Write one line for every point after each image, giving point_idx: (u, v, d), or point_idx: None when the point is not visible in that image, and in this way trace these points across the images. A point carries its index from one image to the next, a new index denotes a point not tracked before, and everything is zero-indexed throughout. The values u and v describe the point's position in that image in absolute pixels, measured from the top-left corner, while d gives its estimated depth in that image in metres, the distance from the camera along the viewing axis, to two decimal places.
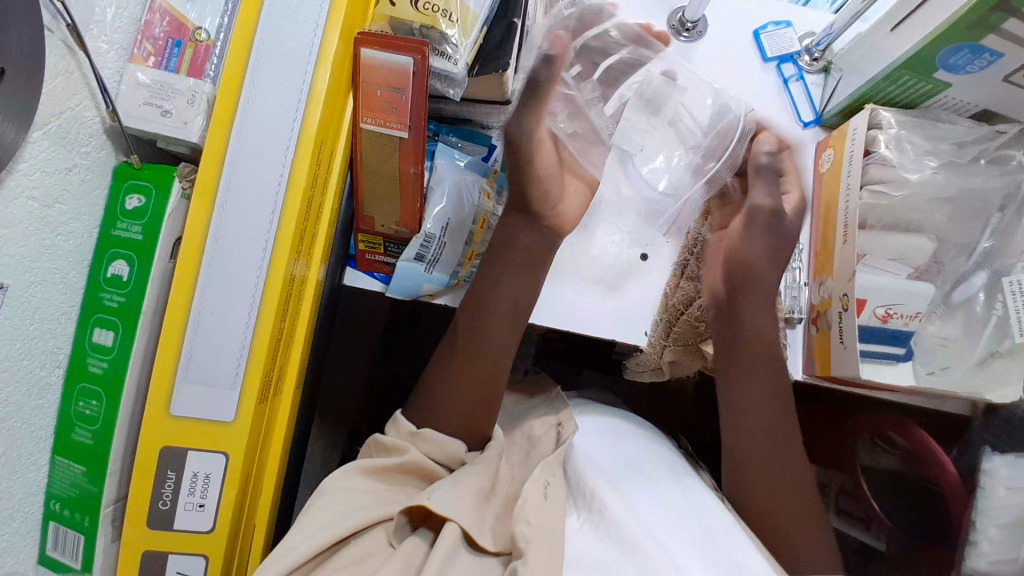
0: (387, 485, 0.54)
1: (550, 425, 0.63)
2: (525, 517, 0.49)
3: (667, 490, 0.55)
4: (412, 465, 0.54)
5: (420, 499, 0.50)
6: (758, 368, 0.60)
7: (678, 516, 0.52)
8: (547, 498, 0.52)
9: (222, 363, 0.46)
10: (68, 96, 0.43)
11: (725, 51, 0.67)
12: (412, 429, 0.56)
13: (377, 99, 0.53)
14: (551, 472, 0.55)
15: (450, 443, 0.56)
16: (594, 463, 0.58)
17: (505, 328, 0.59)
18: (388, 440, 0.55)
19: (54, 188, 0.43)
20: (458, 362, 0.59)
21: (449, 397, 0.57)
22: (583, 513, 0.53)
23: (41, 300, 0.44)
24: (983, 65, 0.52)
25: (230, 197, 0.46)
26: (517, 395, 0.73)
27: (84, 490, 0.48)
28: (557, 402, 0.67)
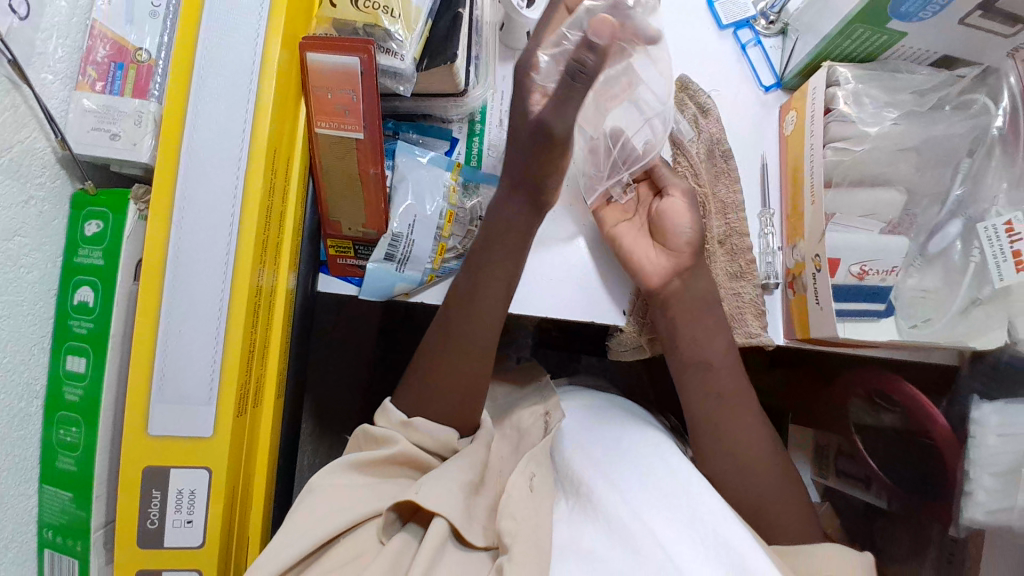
0: (380, 476, 0.54)
1: (538, 415, 0.64)
2: (510, 512, 0.51)
3: (652, 468, 0.55)
4: (403, 456, 0.54)
5: (409, 495, 0.50)
6: (716, 339, 0.60)
7: (662, 493, 0.52)
8: (533, 491, 0.53)
9: (195, 380, 0.47)
10: (16, 130, 0.43)
11: (681, 21, 0.66)
12: (403, 418, 0.57)
13: (329, 103, 0.53)
14: (537, 463, 0.56)
15: (442, 432, 0.57)
16: (582, 450, 0.59)
17: (484, 329, 0.58)
18: (378, 430, 0.56)
19: (12, 222, 0.43)
20: (442, 358, 0.59)
21: (433, 396, 0.58)
22: (572, 499, 0.55)
23: (10, 332, 0.44)
24: (935, 11, 0.52)
25: (186, 215, 0.47)
26: (506, 385, 0.72)
27: (73, 517, 0.48)
28: (543, 391, 0.68)
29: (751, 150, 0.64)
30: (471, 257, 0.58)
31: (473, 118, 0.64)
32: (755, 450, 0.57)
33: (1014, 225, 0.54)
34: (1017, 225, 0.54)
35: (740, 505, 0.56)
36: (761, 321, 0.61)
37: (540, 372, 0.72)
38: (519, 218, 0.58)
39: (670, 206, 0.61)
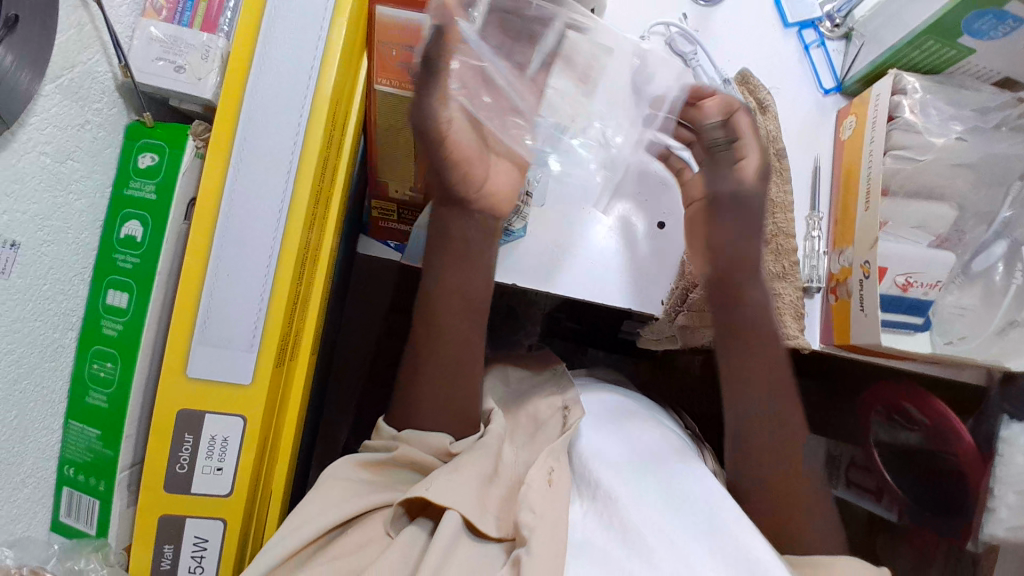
0: (384, 478, 0.55)
1: (556, 407, 0.64)
2: (530, 505, 0.50)
3: (668, 473, 0.55)
4: (404, 458, 0.55)
5: (419, 491, 0.51)
6: (737, 361, 0.59)
7: (684, 503, 0.52)
8: (552, 484, 0.52)
9: (239, 326, 0.46)
10: (79, 50, 0.41)
11: (745, 15, 0.65)
12: (393, 432, 0.57)
13: (391, 59, 0.51)
14: (556, 457, 0.55)
15: (433, 436, 0.56)
16: (598, 451, 0.58)
17: (470, 325, 0.59)
18: (376, 443, 0.57)
19: (67, 144, 0.42)
20: (427, 366, 0.58)
21: (429, 385, 0.58)
22: (586, 500, 0.54)
23: (54, 259, 0.43)
24: (1007, 31, 0.52)
25: (245, 157, 0.45)
26: (521, 370, 0.73)
27: (99, 455, 0.47)
28: (563, 383, 0.68)
29: (804, 151, 0.64)
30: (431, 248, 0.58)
31: None
32: (784, 454, 0.56)
33: None
34: None
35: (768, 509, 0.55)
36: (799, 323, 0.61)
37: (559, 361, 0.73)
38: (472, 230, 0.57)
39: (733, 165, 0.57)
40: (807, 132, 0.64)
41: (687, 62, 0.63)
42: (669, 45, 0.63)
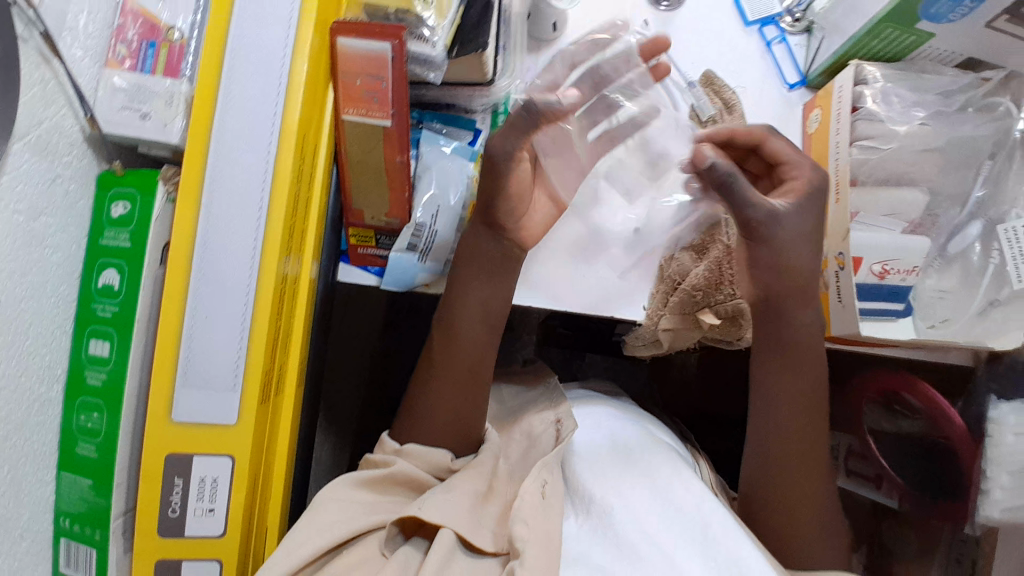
0: (382, 496, 0.55)
1: (549, 421, 0.64)
2: (523, 517, 0.50)
3: (660, 482, 0.56)
4: (401, 475, 0.55)
5: (412, 510, 0.51)
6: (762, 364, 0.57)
7: (678, 515, 0.52)
8: (545, 498, 0.53)
9: (220, 365, 0.46)
10: (45, 106, 0.41)
11: (706, 17, 0.66)
12: (396, 446, 0.57)
13: (357, 89, 0.54)
14: (549, 471, 0.57)
15: (435, 453, 0.57)
16: (592, 464, 0.58)
17: (487, 340, 0.60)
18: (376, 457, 0.57)
19: (38, 200, 0.42)
20: (437, 385, 0.59)
21: (436, 404, 0.58)
22: (582, 517, 0.54)
23: (33, 314, 0.43)
24: (965, 12, 0.52)
25: (215, 199, 0.46)
26: (516, 387, 0.74)
27: (92, 504, 0.47)
28: (553, 397, 0.68)
29: None
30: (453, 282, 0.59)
31: (497, 109, 0.64)
32: (787, 452, 0.55)
33: None
34: None
35: (772, 509, 0.54)
36: None
37: (550, 374, 0.73)
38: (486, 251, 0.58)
39: (788, 190, 0.55)
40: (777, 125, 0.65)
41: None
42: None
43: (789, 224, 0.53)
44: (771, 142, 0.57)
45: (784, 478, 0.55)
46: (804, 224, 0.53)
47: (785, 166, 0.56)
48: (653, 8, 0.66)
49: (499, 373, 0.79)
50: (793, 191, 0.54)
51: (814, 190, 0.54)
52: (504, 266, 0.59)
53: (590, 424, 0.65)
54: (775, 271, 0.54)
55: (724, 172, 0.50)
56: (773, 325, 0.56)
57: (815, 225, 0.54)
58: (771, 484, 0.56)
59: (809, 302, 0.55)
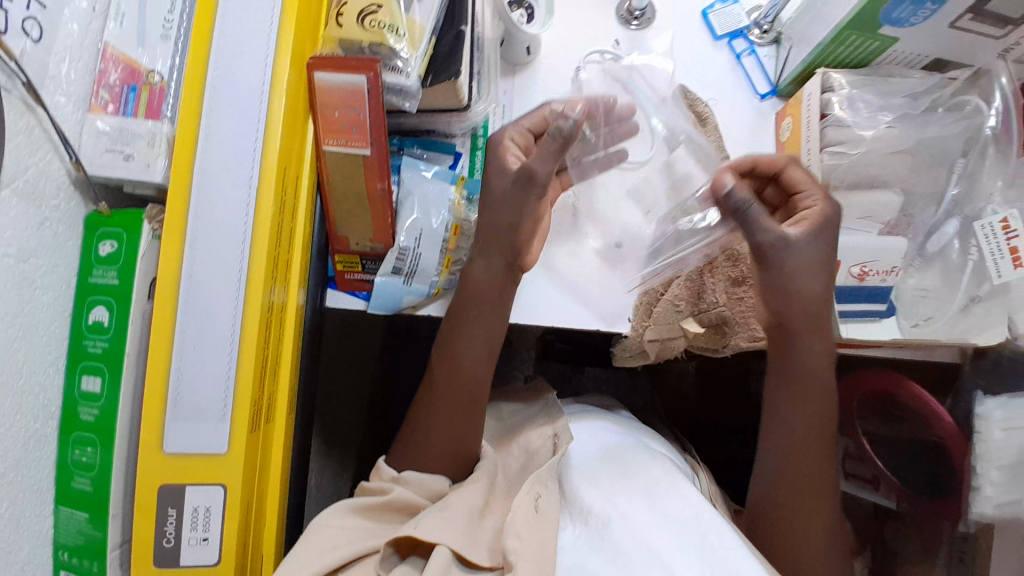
0: (378, 523, 0.56)
1: (547, 436, 0.64)
2: (514, 531, 0.52)
3: (653, 493, 0.56)
4: (399, 502, 0.56)
5: (408, 530, 0.52)
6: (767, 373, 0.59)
7: (675, 526, 0.53)
8: (538, 510, 0.55)
9: (210, 395, 0.48)
10: (31, 153, 0.43)
11: (676, 35, 0.68)
12: (393, 473, 0.59)
13: (335, 120, 0.55)
14: (542, 484, 0.58)
15: (431, 479, 0.58)
16: (588, 475, 0.59)
17: (485, 363, 0.62)
18: (371, 484, 0.58)
19: (27, 243, 0.43)
20: (438, 409, 0.61)
21: (436, 427, 0.60)
22: (580, 525, 0.54)
23: (26, 353, 0.45)
24: (926, 15, 0.53)
25: (199, 234, 0.48)
26: (515, 404, 0.75)
27: (88, 538, 0.48)
28: (552, 413, 0.69)
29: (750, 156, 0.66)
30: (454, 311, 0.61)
31: (476, 132, 0.66)
32: (786, 458, 0.56)
33: (1010, 223, 0.57)
34: (1012, 223, 0.56)
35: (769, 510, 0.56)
36: None
37: (548, 390, 0.73)
38: (485, 277, 0.59)
39: (799, 219, 0.55)
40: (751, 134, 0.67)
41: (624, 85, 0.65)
42: (606, 72, 0.66)
43: (795, 253, 0.54)
44: (790, 169, 0.57)
45: (780, 482, 0.56)
46: (812, 254, 0.54)
47: (801, 195, 0.57)
48: (624, 27, 0.68)
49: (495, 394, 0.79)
50: (805, 220, 0.55)
51: (823, 222, 0.55)
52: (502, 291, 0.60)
53: (587, 436, 0.65)
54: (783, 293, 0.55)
55: (740, 200, 0.52)
56: (787, 349, 0.57)
57: (826, 253, 0.55)
58: (770, 489, 0.56)
59: (824, 331, 0.56)
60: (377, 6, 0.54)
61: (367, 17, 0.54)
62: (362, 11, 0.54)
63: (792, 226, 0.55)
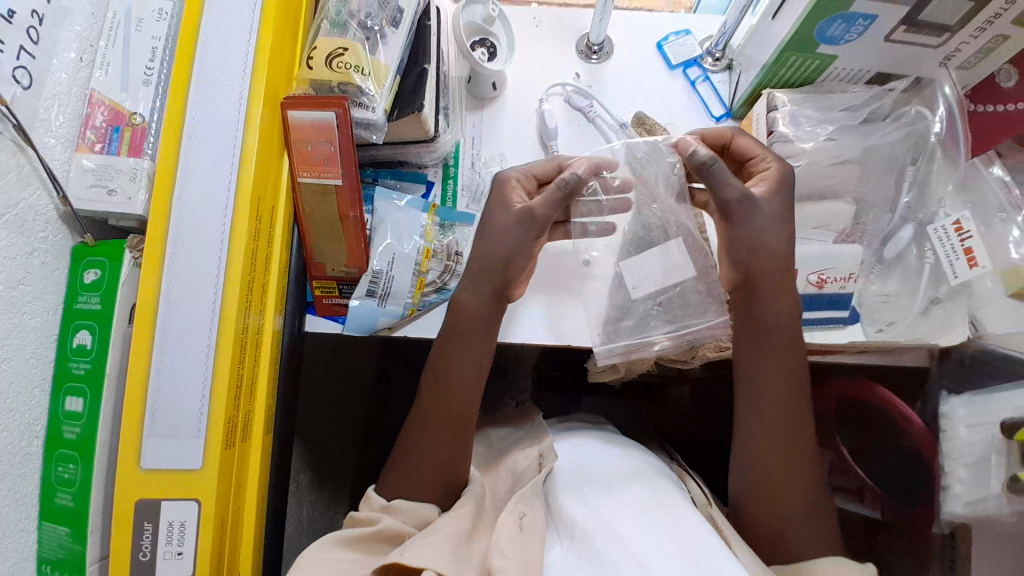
0: (367, 554, 0.53)
1: (533, 456, 0.66)
2: (500, 550, 0.51)
3: (639, 502, 0.54)
4: (388, 532, 0.54)
5: (394, 557, 0.49)
6: (749, 356, 0.56)
7: (659, 529, 0.50)
8: (522, 529, 0.54)
9: (184, 415, 0.50)
10: (21, 188, 0.47)
11: (634, 66, 0.73)
12: (383, 501, 0.57)
13: (309, 154, 0.59)
14: (527, 502, 0.58)
15: (422, 508, 0.57)
16: (576, 494, 0.57)
17: (473, 382, 0.61)
18: (361, 514, 0.56)
19: (17, 271, 0.47)
20: (428, 437, 0.59)
21: (426, 458, 0.59)
22: (566, 543, 0.53)
23: (14, 374, 0.48)
24: (858, 32, 0.57)
25: (178, 261, 0.51)
26: (504, 428, 0.75)
27: (70, 551, 0.50)
28: (536, 433, 0.69)
29: None
30: (446, 331, 0.61)
31: (447, 161, 0.70)
32: (782, 458, 0.53)
33: (963, 225, 0.58)
34: (964, 225, 0.58)
35: (760, 516, 0.53)
36: None
37: (533, 413, 0.74)
38: (468, 297, 0.61)
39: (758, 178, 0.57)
40: None
41: (587, 115, 0.71)
42: (568, 103, 0.71)
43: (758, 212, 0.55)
44: (738, 140, 0.60)
45: (776, 489, 0.53)
46: (771, 213, 0.56)
47: (755, 158, 0.59)
48: (585, 62, 0.72)
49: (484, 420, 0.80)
50: (765, 178, 0.57)
51: (780, 181, 0.57)
52: (493, 318, 0.61)
53: (576, 454, 0.65)
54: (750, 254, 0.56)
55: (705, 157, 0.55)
56: (755, 318, 0.56)
57: (783, 210, 0.57)
58: (761, 492, 0.53)
59: (788, 291, 0.56)
60: (343, 49, 0.58)
61: (335, 60, 0.58)
62: (331, 53, 0.58)
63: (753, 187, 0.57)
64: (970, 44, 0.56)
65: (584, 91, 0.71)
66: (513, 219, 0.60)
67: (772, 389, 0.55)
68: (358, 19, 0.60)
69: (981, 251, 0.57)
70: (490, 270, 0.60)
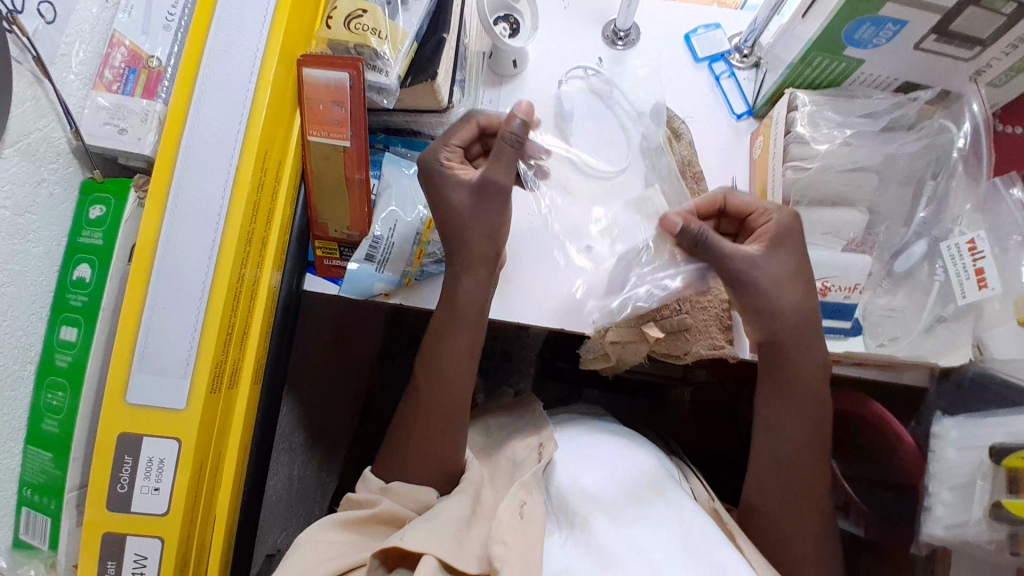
0: (363, 535, 0.54)
1: (533, 447, 0.61)
2: (501, 538, 0.49)
3: (648, 498, 0.52)
4: (386, 514, 0.54)
5: (392, 541, 0.49)
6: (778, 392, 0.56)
7: (661, 530, 0.49)
8: (524, 518, 0.52)
9: (172, 356, 0.50)
10: (35, 119, 0.49)
11: (659, 56, 0.72)
12: (381, 484, 0.57)
13: (321, 113, 0.59)
14: (528, 489, 0.54)
15: (423, 491, 0.56)
16: (572, 477, 0.55)
17: (469, 366, 0.60)
18: (359, 495, 0.56)
19: (23, 199, 0.48)
20: (419, 427, 0.58)
21: (418, 441, 0.58)
22: (566, 528, 0.51)
23: (13, 298, 0.49)
24: (888, 37, 0.55)
25: (181, 203, 0.51)
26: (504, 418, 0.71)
27: (51, 476, 0.52)
28: (535, 423, 0.66)
29: (722, 173, 0.69)
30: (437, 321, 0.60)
31: None
32: (799, 480, 0.54)
33: (977, 244, 0.56)
34: (979, 244, 0.56)
35: (769, 527, 0.54)
36: (726, 334, 0.64)
37: (532, 402, 0.70)
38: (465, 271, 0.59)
39: (759, 236, 0.56)
40: (731, 139, 0.70)
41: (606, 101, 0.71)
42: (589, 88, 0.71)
43: (761, 270, 0.55)
44: (730, 201, 0.59)
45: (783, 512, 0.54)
46: (778, 269, 0.55)
47: (754, 215, 0.58)
48: (610, 47, 0.72)
49: (484, 408, 0.76)
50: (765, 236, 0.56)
51: (787, 234, 0.56)
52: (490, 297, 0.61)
53: (574, 436, 0.62)
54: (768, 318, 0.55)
55: (694, 230, 0.55)
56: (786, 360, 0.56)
57: (792, 268, 0.56)
58: (772, 508, 0.54)
59: (807, 346, 0.55)
60: (363, 11, 0.58)
61: (354, 21, 0.59)
62: (350, 14, 0.59)
63: (753, 245, 0.56)
64: (1001, 60, 0.55)
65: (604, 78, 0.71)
66: (469, 196, 0.59)
67: (790, 421, 0.55)
68: None
69: (993, 272, 0.55)
70: (482, 244, 0.59)
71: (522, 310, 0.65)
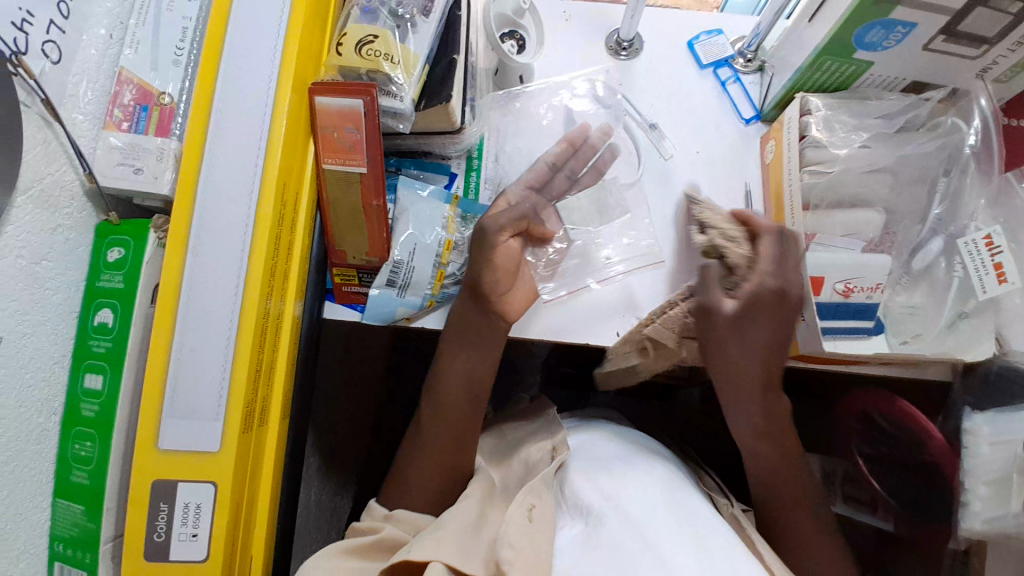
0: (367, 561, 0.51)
1: (546, 448, 0.60)
2: (508, 541, 0.47)
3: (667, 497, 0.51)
4: (389, 541, 0.53)
5: (402, 555, 0.48)
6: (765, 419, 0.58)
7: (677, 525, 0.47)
8: (531, 521, 0.50)
9: (202, 398, 0.49)
10: (47, 164, 0.47)
11: (663, 63, 0.72)
12: (385, 512, 0.57)
13: (335, 140, 0.58)
14: (536, 495, 0.53)
15: (422, 519, 0.56)
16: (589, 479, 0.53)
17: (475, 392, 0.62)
18: (363, 525, 0.55)
19: (40, 247, 0.47)
20: (427, 439, 0.61)
21: (424, 459, 0.60)
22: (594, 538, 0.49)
23: (34, 350, 0.48)
24: (897, 39, 0.56)
25: (202, 242, 0.50)
26: (517, 421, 0.71)
27: (84, 528, 0.50)
28: (551, 428, 0.64)
29: (734, 177, 0.69)
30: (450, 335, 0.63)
31: (471, 154, 0.69)
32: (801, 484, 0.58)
33: (993, 239, 0.57)
34: (995, 240, 0.57)
35: (793, 531, 0.56)
36: None
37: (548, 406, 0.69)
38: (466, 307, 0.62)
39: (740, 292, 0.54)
40: (739, 142, 0.70)
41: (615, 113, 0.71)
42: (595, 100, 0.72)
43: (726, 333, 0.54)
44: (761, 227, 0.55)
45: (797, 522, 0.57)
46: (750, 337, 0.53)
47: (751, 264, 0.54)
48: (614, 58, 0.72)
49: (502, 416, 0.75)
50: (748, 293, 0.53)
51: (768, 303, 0.53)
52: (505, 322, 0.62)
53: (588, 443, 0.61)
54: (722, 370, 0.56)
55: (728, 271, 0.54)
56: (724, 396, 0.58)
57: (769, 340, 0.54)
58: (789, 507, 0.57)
59: (770, 403, 0.57)
60: (374, 36, 0.57)
61: (365, 46, 0.57)
62: (361, 40, 0.57)
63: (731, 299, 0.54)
64: (1007, 57, 0.55)
65: (613, 90, 0.72)
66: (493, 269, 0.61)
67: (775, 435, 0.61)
68: (389, 6, 0.60)
69: (1012, 267, 0.56)
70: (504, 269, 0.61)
71: (539, 325, 0.64)
